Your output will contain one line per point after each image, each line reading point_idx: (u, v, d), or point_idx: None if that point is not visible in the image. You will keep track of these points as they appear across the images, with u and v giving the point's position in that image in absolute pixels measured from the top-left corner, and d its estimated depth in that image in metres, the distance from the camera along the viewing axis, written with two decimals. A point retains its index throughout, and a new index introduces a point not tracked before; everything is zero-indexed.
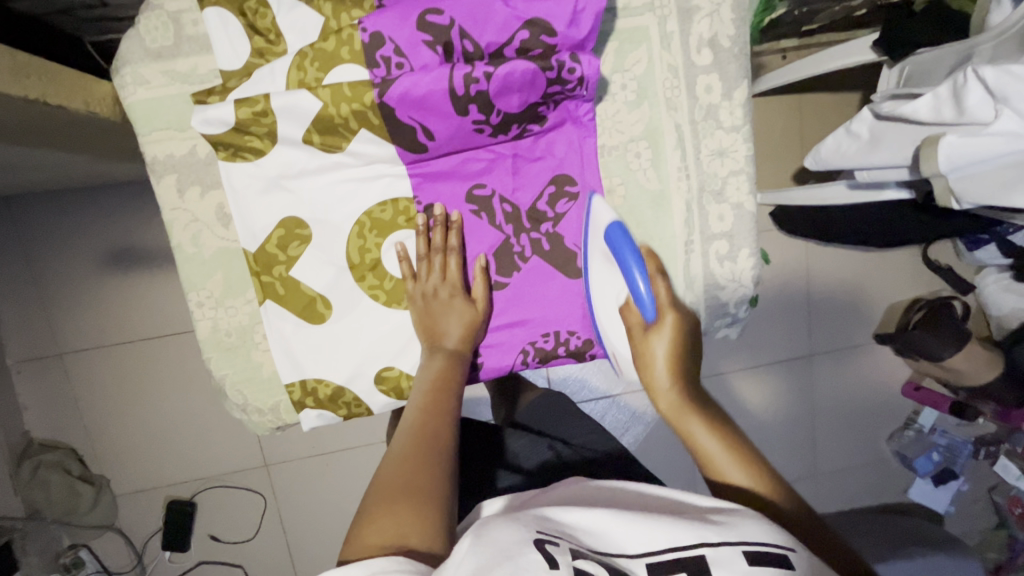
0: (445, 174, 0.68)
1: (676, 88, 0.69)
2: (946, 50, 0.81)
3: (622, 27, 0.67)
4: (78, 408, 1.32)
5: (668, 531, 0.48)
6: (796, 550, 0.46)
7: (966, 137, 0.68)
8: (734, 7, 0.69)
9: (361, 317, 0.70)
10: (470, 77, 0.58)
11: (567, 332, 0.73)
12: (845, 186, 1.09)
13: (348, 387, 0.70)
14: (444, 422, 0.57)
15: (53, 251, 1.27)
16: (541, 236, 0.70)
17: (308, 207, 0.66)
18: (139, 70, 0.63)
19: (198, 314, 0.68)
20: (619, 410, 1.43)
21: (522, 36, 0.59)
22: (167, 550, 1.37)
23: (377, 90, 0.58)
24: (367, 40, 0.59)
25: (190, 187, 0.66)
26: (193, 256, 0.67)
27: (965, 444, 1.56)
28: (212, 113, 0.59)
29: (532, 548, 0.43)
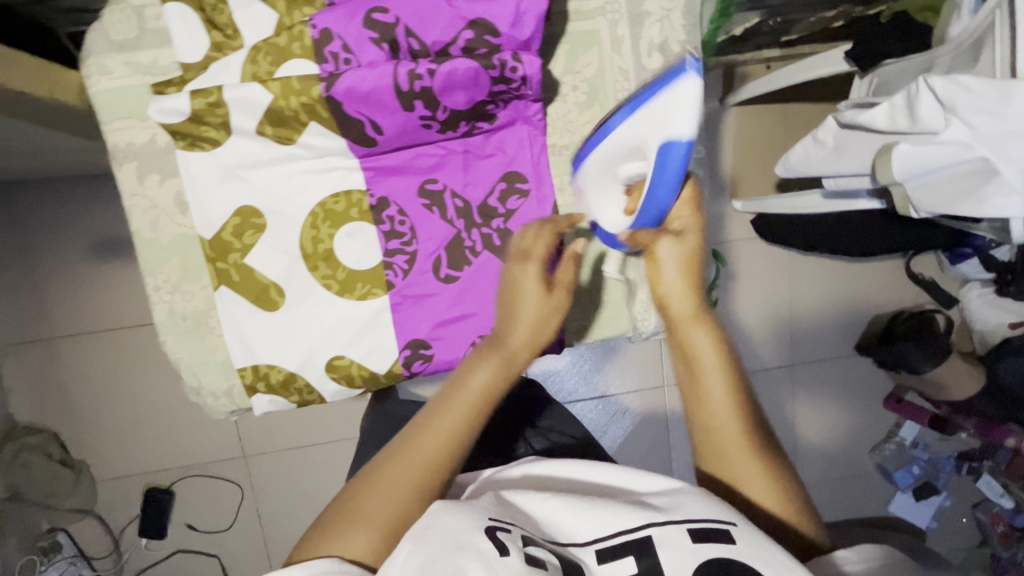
0: (398, 169, 0.70)
1: (626, 90, 0.71)
2: (910, 62, 0.83)
3: (573, 30, 0.69)
4: (61, 392, 1.35)
5: (622, 514, 0.49)
6: (738, 522, 0.48)
7: (918, 145, 0.69)
8: (686, 13, 0.69)
9: (314, 307, 0.71)
10: (414, 74, 0.60)
11: None
12: (819, 195, 1.10)
13: (299, 373, 0.72)
14: (450, 450, 0.53)
15: (41, 238, 1.30)
16: (491, 231, 0.72)
17: (263, 197, 0.68)
18: (103, 61, 0.65)
19: (155, 297, 0.70)
20: (600, 410, 1.45)
21: (466, 36, 0.62)
22: (143, 536, 1.39)
23: (324, 83, 0.61)
24: (316, 36, 0.62)
25: (150, 174, 0.68)
26: (152, 241, 0.69)
27: (948, 460, 1.58)
28: (168, 104, 0.62)
29: (483, 536, 0.45)
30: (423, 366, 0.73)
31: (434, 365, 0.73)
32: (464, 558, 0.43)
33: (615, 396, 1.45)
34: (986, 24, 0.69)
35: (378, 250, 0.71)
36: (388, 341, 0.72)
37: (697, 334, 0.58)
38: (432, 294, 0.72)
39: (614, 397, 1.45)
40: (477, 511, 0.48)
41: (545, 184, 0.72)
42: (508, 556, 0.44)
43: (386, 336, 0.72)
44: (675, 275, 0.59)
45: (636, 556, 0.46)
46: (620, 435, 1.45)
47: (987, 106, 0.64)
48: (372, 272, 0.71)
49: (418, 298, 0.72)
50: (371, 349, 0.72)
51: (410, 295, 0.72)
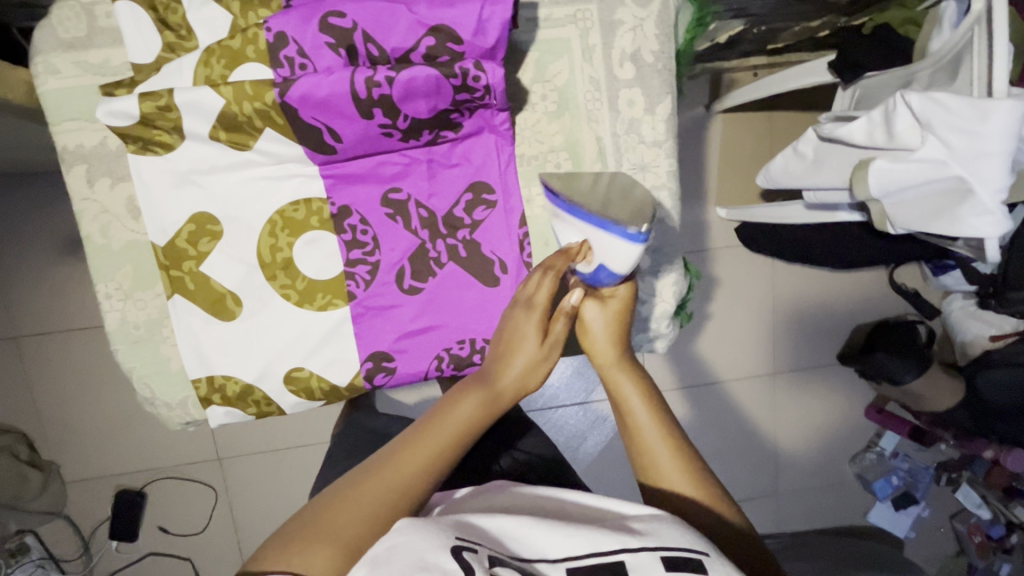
0: (360, 177, 0.68)
1: (597, 101, 0.69)
2: (891, 75, 0.82)
3: (542, 38, 0.67)
4: (29, 392, 1.32)
5: (597, 535, 0.47)
6: (711, 554, 0.47)
7: (894, 162, 0.68)
8: (660, 22, 0.68)
9: (272, 317, 0.69)
10: (372, 81, 0.58)
11: (483, 340, 0.71)
12: (802, 206, 1.09)
13: (256, 385, 0.70)
14: (429, 474, 0.52)
15: (10, 235, 1.27)
16: (457, 242, 0.70)
17: (219, 204, 0.66)
18: (50, 60, 0.63)
19: (106, 305, 0.68)
20: (581, 416, 1.44)
21: (427, 43, 0.60)
22: (114, 539, 1.37)
23: (278, 89, 0.59)
24: (271, 40, 0.60)
25: (100, 178, 0.66)
26: (102, 247, 0.67)
27: (927, 471, 1.58)
28: (117, 106, 0.59)
29: (448, 556, 0.42)
30: (386, 379, 0.71)
31: (397, 378, 0.72)
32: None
33: (596, 403, 1.44)
34: (965, 41, 0.68)
35: (339, 260, 0.69)
36: (349, 354, 0.70)
37: (623, 380, 0.61)
38: (396, 306, 0.70)
39: (595, 404, 1.43)
40: (445, 529, 0.46)
41: (512, 196, 0.70)
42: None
43: (347, 348, 0.70)
44: (603, 330, 0.62)
45: None
46: (599, 442, 1.45)
47: (964, 126, 0.63)
48: (332, 282, 0.69)
49: (380, 310, 0.70)
50: (330, 361, 0.70)
51: (373, 306, 0.70)
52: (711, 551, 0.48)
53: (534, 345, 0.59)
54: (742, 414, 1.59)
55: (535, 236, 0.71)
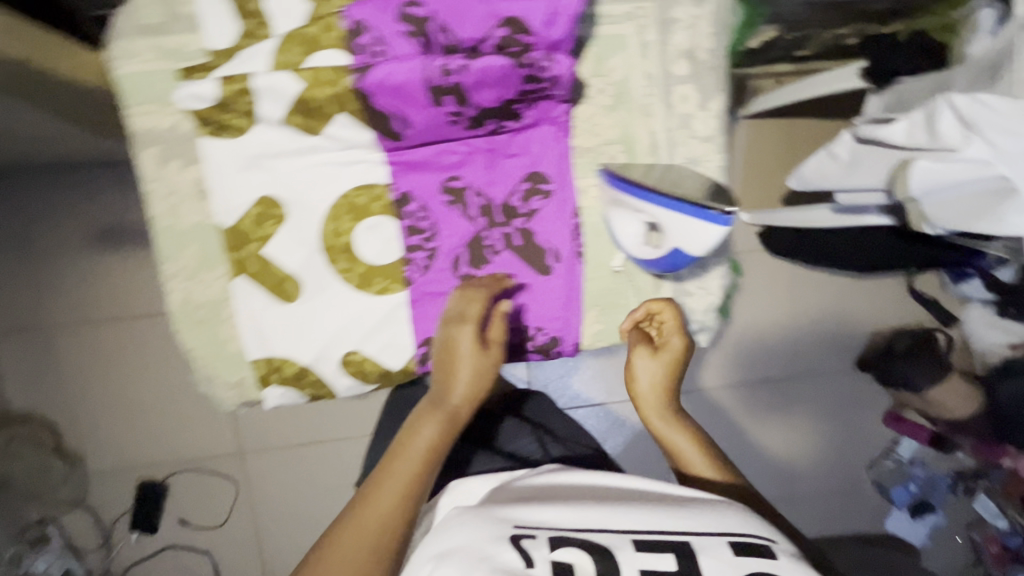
0: (422, 164, 0.72)
1: (652, 95, 0.71)
2: (927, 79, 0.83)
3: (601, 34, 0.70)
4: (57, 382, 1.33)
5: (654, 518, 0.53)
6: (777, 540, 0.53)
7: (938, 162, 0.70)
8: (713, 22, 0.71)
9: (330, 299, 0.72)
10: (446, 68, 0.63)
11: (534, 327, 0.76)
12: (830, 209, 1.08)
13: (313, 367, 0.73)
14: (407, 501, 0.54)
15: (49, 225, 1.30)
16: (512, 230, 0.74)
17: (287, 190, 0.70)
18: (127, 44, 0.64)
19: (171, 284, 0.70)
20: (601, 417, 1.44)
21: (499, 34, 0.64)
22: (135, 531, 1.37)
23: (355, 75, 0.64)
24: (350, 29, 0.65)
25: (173, 159, 0.68)
26: (171, 227, 0.69)
27: (943, 479, 1.54)
28: (195, 89, 0.64)
29: (509, 546, 0.50)
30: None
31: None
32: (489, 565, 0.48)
33: (614, 405, 1.44)
34: (1006, 45, 0.72)
35: (398, 245, 0.73)
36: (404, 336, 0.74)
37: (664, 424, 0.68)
38: (453, 292, 0.74)
39: (612, 407, 1.44)
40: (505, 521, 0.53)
41: (567, 185, 0.74)
42: (533, 567, 0.48)
43: (402, 330, 0.73)
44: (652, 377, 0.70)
45: (675, 555, 0.50)
46: (619, 445, 1.44)
47: (1007, 126, 0.67)
48: (391, 267, 0.73)
49: (438, 296, 0.74)
50: (385, 343, 0.74)
51: (431, 292, 0.74)
52: (775, 538, 0.54)
53: (472, 353, 0.64)
54: (761, 417, 1.59)
55: (589, 227, 0.76)
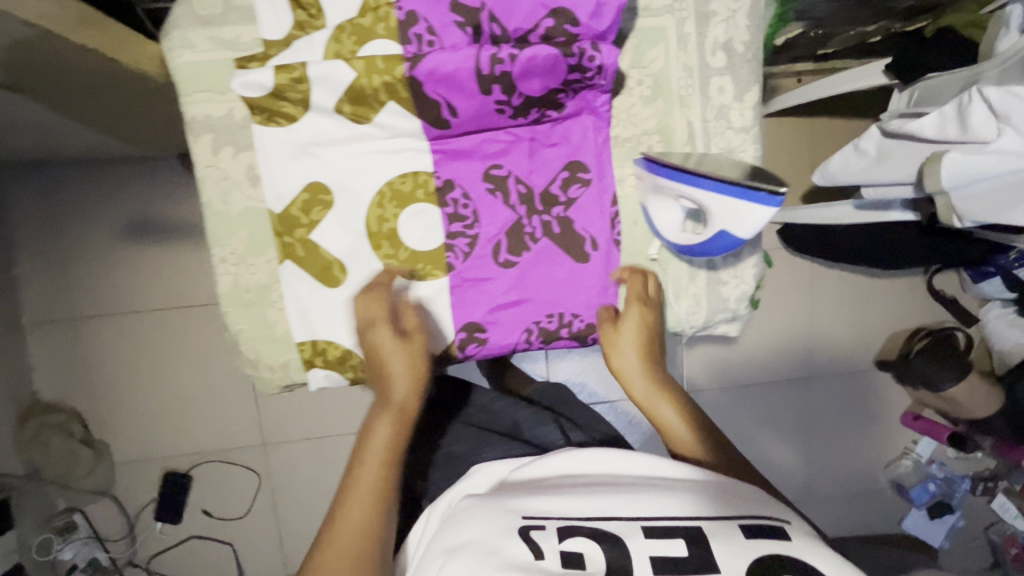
0: (465, 153, 0.73)
1: (689, 87, 0.73)
2: (954, 76, 0.84)
3: (642, 26, 0.71)
4: (86, 372, 1.35)
5: (653, 506, 0.58)
6: (790, 521, 0.57)
7: (968, 154, 0.71)
8: (750, 14, 0.72)
9: (375, 285, 0.74)
10: (496, 57, 0.63)
11: (571, 314, 0.77)
12: (851, 204, 1.08)
13: (356, 351, 0.75)
14: (381, 497, 0.60)
15: (77, 217, 1.31)
16: (551, 218, 0.75)
17: (335, 177, 0.72)
18: (186, 35, 0.66)
19: (221, 268, 0.72)
20: (617, 413, 1.45)
21: (546, 24, 0.64)
22: (160, 521, 1.39)
23: (408, 64, 0.64)
24: (401, 18, 0.65)
25: (224, 146, 0.69)
26: (221, 213, 0.71)
27: (963, 479, 1.58)
28: (252, 78, 0.64)
29: (517, 538, 0.55)
30: (478, 348, 0.77)
31: (489, 346, 0.77)
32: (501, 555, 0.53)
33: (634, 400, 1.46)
34: None
35: (441, 232, 0.74)
36: (444, 322, 0.76)
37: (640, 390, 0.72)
38: (492, 279, 0.75)
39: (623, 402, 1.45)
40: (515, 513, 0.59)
41: (606, 175, 0.75)
42: (544, 559, 0.53)
43: (443, 316, 0.76)
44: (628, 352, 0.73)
45: (686, 541, 0.54)
46: (637, 440, 1.46)
47: None
48: (433, 253, 0.75)
49: (476, 282, 0.76)
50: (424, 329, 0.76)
51: (470, 279, 0.76)
52: (788, 519, 0.58)
53: (400, 350, 0.68)
54: (777, 415, 1.59)
55: (625, 215, 0.77)
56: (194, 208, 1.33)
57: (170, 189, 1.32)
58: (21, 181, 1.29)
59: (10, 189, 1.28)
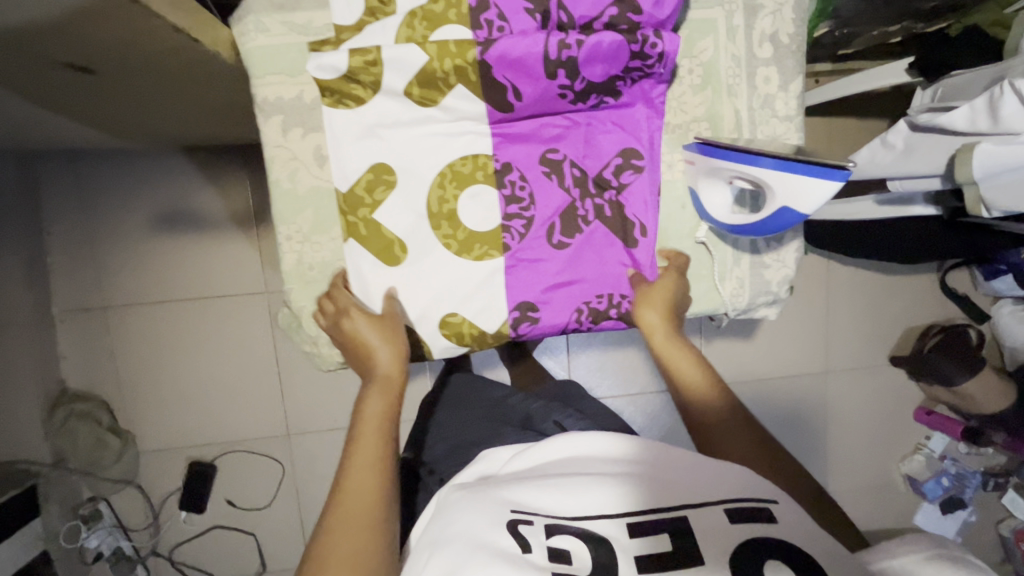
0: (524, 136, 0.78)
1: (737, 76, 0.76)
2: (981, 72, 0.86)
3: (694, 17, 0.74)
4: (114, 361, 1.37)
5: (637, 497, 0.59)
6: (778, 500, 0.60)
7: (999, 145, 0.75)
8: (796, 8, 0.75)
9: (435, 263, 0.79)
10: (564, 43, 0.67)
11: (619, 295, 0.81)
12: (873, 200, 1.13)
13: (415, 327, 0.80)
14: (382, 477, 0.63)
15: (108, 208, 1.33)
16: (604, 202, 0.80)
17: (399, 159, 0.76)
18: (260, 19, 0.69)
19: (286, 246, 0.77)
20: (636, 407, 1.47)
21: (611, 12, 0.69)
22: (183, 511, 1.40)
23: (480, 47, 0.68)
24: (473, 5, 0.69)
25: (293, 128, 0.74)
26: (288, 191, 0.76)
27: (975, 475, 1.59)
28: (327, 60, 0.68)
29: (507, 533, 0.55)
30: (530, 328, 0.81)
31: (541, 326, 0.81)
32: (492, 548, 0.54)
33: (655, 394, 1.48)
34: None
35: (498, 213, 0.78)
36: (498, 301, 0.80)
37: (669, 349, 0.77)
38: (546, 261, 0.80)
39: (642, 396, 1.47)
40: (503, 505, 0.59)
41: (657, 165, 0.79)
42: (532, 553, 0.54)
43: (498, 295, 0.80)
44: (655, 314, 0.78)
45: (670, 536, 0.56)
46: (657, 433, 1.48)
47: None
48: (490, 234, 0.79)
49: (530, 262, 0.80)
50: (479, 306, 0.80)
51: (525, 259, 0.79)
52: (777, 499, 0.60)
53: (375, 325, 0.75)
54: (793, 411, 1.62)
55: (673, 200, 0.81)
56: (228, 199, 1.34)
57: (203, 180, 1.34)
58: (55, 172, 1.31)
59: (44, 179, 1.30)
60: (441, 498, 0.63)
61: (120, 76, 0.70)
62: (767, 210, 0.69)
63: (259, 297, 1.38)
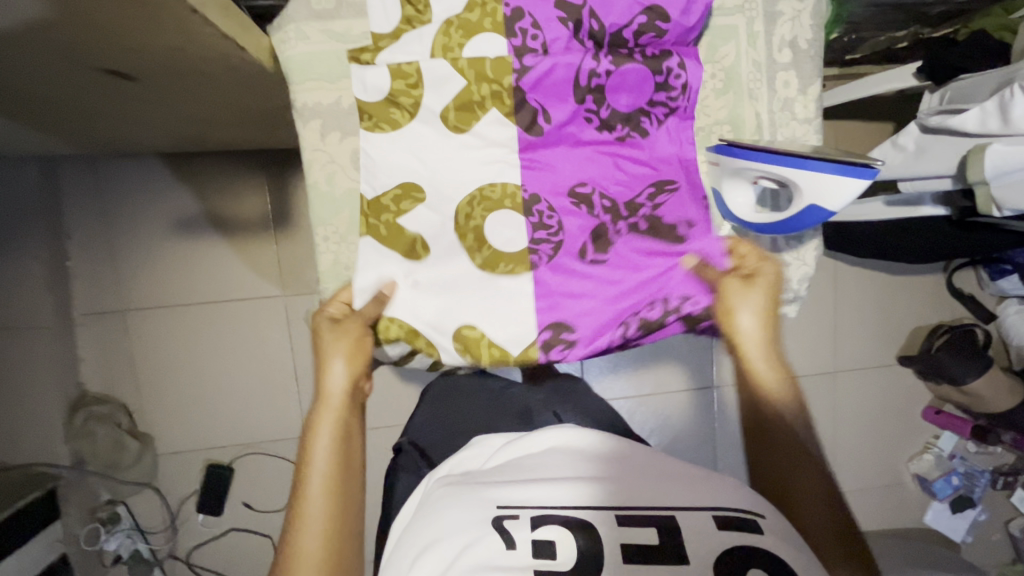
0: (551, 164, 0.79)
1: (757, 81, 0.79)
2: (991, 75, 0.89)
3: (715, 24, 0.77)
4: (133, 364, 1.38)
5: (617, 493, 0.61)
6: (765, 515, 0.59)
7: (1011, 145, 0.78)
8: (814, 14, 0.78)
9: (455, 271, 0.80)
10: (594, 72, 0.73)
11: (677, 300, 0.81)
12: (881, 202, 1.17)
13: (426, 334, 0.80)
14: (338, 503, 0.62)
15: (129, 212, 1.35)
16: (639, 220, 0.81)
17: (425, 174, 0.78)
18: (301, 27, 0.73)
19: (323, 247, 0.81)
20: (646, 409, 1.49)
21: (640, 20, 0.72)
22: (200, 513, 1.40)
23: (516, 75, 0.73)
24: (508, 14, 0.72)
25: (331, 131, 0.77)
26: (326, 194, 0.79)
27: (984, 473, 1.61)
28: (371, 82, 0.74)
29: (492, 530, 0.57)
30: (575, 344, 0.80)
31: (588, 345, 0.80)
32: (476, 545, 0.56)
33: (665, 395, 1.49)
34: None
35: (525, 238, 0.79)
36: (531, 316, 0.79)
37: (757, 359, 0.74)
38: (590, 278, 0.80)
39: (651, 397, 1.49)
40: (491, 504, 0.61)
41: (692, 172, 0.81)
42: (516, 548, 0.56)
43: (524, 304, 0.79)
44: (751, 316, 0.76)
45: (656, 530, 0.57)
46: (668, 434, 1.50)
47: None
48: (518, 253, 0.79)
49: (574, 276, 0.80)
50: (500, 321, 0.79)
51: (563, 279, 0.80)
52: (765, 513, 0.60)
53: (343, 341, 0.75)
54: None
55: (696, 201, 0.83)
56: (247, 202, 1.36)
57: (222, 184, 1.36)
58: (76, 176, 1.33)
59: (66, 183, 1.33)
60: (434, 494, 0.67)
61: (163, 82, 0.73)
62: (799, 208, 0.70)
63: (277, 299, 1.39)
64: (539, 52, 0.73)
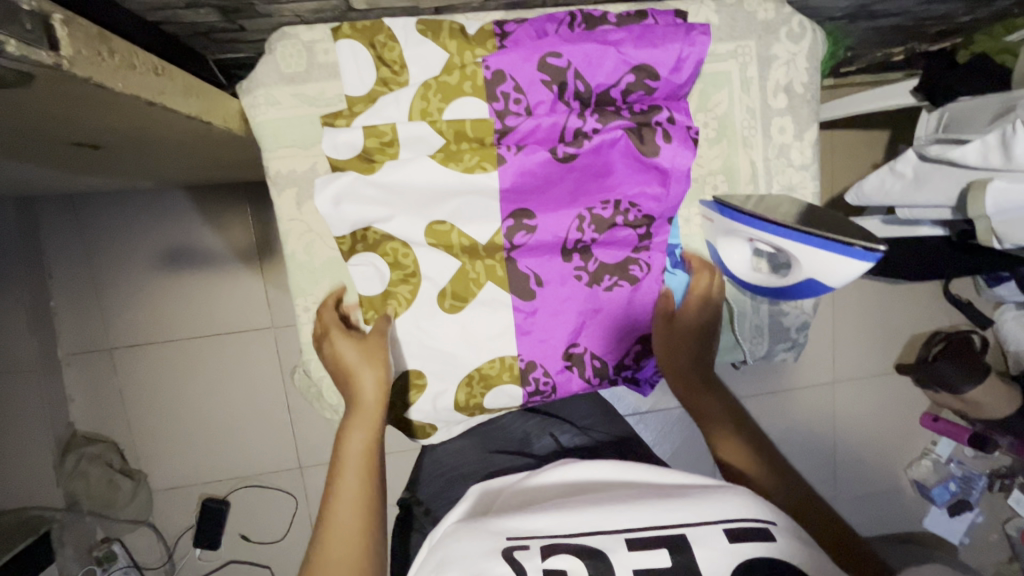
0: (534, 189, 0.73)
1: (752, 128, 0.77)
2: (991, 100, 0.84)
3: (706, 72, 0.75)
4: (123, 402, 1.36)
5: (640, 512, 0.50)
6: (776, 522, 0.49)
7: (1012, 183, 0.77)
8: (809, 56, 0.76)
9: (417, 167, 0.70)
10: (580, 132, 0.72)
11: (628, 203, 0.75)
12: (879, 220, 1.14)
13: (394, 234, 0.73)
14: (365, 535, 0.56)
15: (110, 248, 1.31)
16: (623, 110, 0.73)
17: (396, 220, 0.72)
18: (272, 92, 0.72)
19: (304, 317, 0.79)
20: (646, 427, 1.48)
21: (629, 79, 0.70)
22: (198, 547, 1.39)
23: (497, 134, 0.71)
24: (489, 77, 0.69)
25: (307, 200, 0.76)
26: (305, 263, 0.78)
27: (980, 477, 1.61)
28: (342, 140, 0.70)
29: (499, 561, 0.47)
30: (538, 290, 0.76)
31: (548, 289, 0.76)
32: None
33: (663, 412, 1.48)
34: None
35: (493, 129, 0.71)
36: (493, 201, 0.73)
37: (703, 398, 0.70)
38: (554, 183, 0.73)
39: (650, 415, 1.48)
40: (495, 531, 0.51)
41: (678, 109, 0.73)
42: None
43: (489, 202, 0.73)
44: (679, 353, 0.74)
45: (669, 551, 0.47)
46: (668, 451, 1.49)
47: None
48: (485, 148, 0.72)
49: (528, 175, 0.72)
50: (470, 211, 0.73)
51: (529, 178, 0.72)
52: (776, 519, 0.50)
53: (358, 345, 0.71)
54: (805, 421, 1.62)
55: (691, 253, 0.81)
56: (229, 235, 1.33)
57: (203, 217, 1.32)
58: (55, 215, 1.29)
59: (45, 220, 1.29)
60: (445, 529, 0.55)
61: (131, 148, 0.70)
62: (800, 280, 0.69)
63: (266, 332, 1.36)
64: (522, 113, 0.71)
